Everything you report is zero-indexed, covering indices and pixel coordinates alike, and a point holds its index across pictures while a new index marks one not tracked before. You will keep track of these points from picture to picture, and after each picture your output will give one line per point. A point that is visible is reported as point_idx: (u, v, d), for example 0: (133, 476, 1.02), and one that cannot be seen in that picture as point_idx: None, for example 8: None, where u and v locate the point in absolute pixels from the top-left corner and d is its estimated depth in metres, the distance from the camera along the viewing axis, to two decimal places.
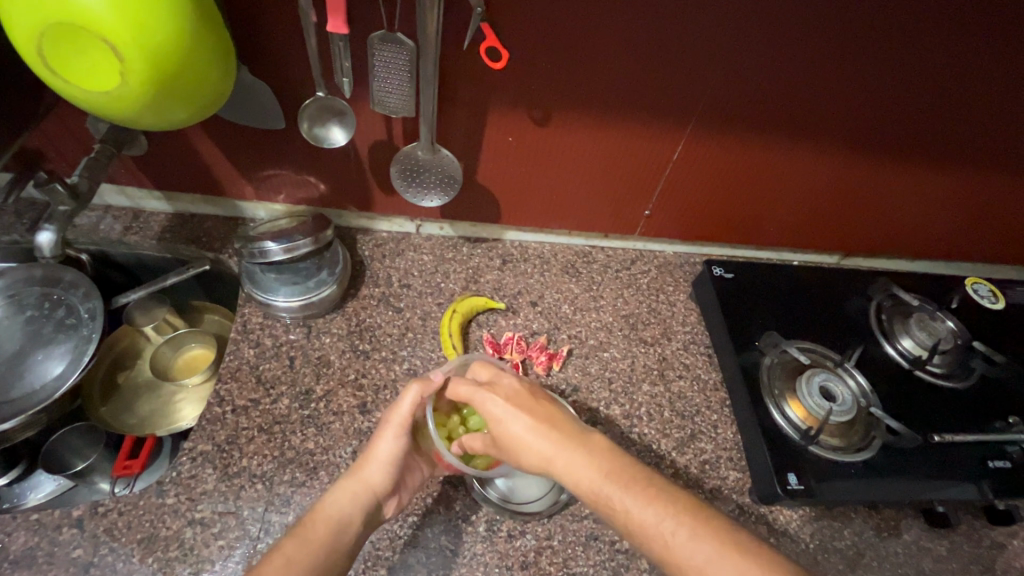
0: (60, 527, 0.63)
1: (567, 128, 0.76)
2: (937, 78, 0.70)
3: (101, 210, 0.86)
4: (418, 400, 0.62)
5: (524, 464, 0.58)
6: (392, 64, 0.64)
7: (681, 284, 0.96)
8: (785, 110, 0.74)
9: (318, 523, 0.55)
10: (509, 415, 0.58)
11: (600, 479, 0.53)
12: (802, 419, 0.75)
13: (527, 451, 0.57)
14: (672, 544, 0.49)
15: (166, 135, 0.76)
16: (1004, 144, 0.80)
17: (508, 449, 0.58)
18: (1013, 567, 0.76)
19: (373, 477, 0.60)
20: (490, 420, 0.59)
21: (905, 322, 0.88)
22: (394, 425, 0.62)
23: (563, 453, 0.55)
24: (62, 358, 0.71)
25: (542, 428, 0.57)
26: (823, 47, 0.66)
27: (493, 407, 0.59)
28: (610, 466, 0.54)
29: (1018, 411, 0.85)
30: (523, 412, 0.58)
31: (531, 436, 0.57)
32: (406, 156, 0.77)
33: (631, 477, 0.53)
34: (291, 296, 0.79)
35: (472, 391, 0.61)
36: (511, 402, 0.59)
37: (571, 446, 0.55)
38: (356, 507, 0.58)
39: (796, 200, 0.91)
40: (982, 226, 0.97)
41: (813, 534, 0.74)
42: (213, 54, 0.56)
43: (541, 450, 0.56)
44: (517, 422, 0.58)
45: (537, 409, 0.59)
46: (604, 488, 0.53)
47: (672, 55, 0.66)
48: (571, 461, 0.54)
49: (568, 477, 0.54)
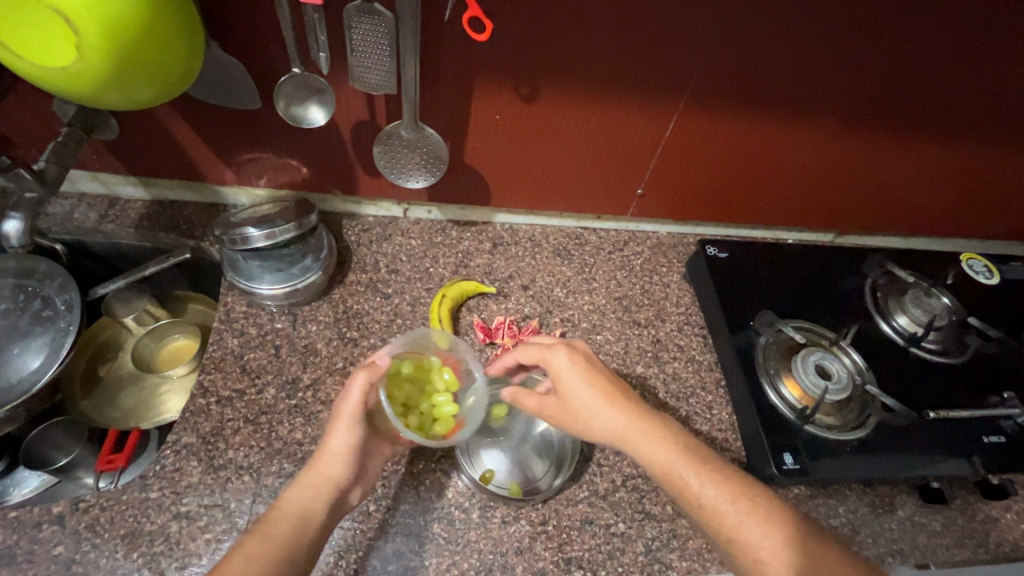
0: (40, 524, 0.61)
1: (558, 104, 0.73)
2: (943, 56, 0.69)
3: (74, 197, 0.83)
4: (366, 387, 0.59)
5: (590, 431, 0.60)
6: (370, 38, 0.61)
7: (675, 265, 0.95)
8: (786, 88, 0.73)
9: (280, 519, 0.53)
10: (584, 377, 0.61)
11: (672, 454, 0.57)
12: (797, 399, 0.75)
13: (596, 417, 0.59)
14: (745, 525, 0.53)
15: (137, 117, 0.73)
16: (1004, 121, 0.79)
17: (575, 412, 0.61)
18: (1005, 540, 0.76)
19: (333, 471, 0.57)
20: (559, 378, 0.62)
21: (900, 300, 0.88)
22: (345, 417, 0.59)
23: (637, 425, 0.59)
24: (40, 351, 0.69)
25: (615, 400, 0.60)
26: (835, 27, 0.65)
27: (566, 370, 0.61)
28: (680, 443, 0.58)
29: (1012, 386, 0.84)
30: (596, 380, 0.61)
31: (603, 406, 0.60)
32: (389, 135, 0.75)
33: (704, 458, 0.58)
34: (275, 284, 0.76)
35: (547, 351, 0.63)
36: (587, 364, 0.62)
37: (644, 421, 0.59)
38: (318, 502, 0.55)
39: (793, 175, 0.89)
40: (977, 203, 0.97)
41: (808, 513, 0.74)
42: (177, 28, 0.53)
43: (612, 420, 0.59)
44: (587, 387, 0.60)
45: (607, 378, 0.63)
46: (677, 463, 0.57)
47: (674, 34, 0.65)
48: (646, 436, 0.58)
49: (639, 449, 0.58)
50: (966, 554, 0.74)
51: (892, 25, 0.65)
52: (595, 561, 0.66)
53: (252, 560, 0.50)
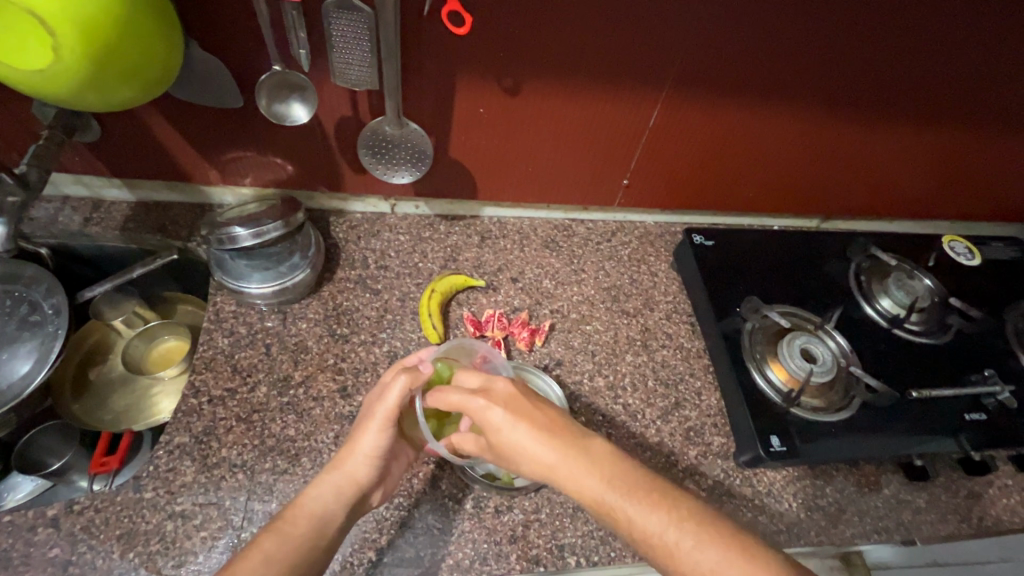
0: (35, 527, 0.61)
1: (540, 97, 0.74)
2: (923, 38, 0.69)
3: (58, 200, 0.82)
4: (406, 392, 0.58)
5: (524, 469, 0.55)
6: (350, 33, 0.61)
7: (662, 254, 0.96)
8: (769, 75, 0.73)
9: (298, 518, 0.54)
10: (509, 424, 0.55)
11: (603, 488, 0.51)
12: (784, 382, 0.76)
13: (526, 458, 0.54)
14: (677, 553, 0.48)
15: (119, 117, 0.72)
16: (978, 104, 0.80)
17: (507, 453, 0.55)
18: (988, 515, 0.78)
19: (358, 472, 0.58)
20: (487, 427, 0.56)
21: (883, 283, 0.89)
22: (379, 419, 0.58)
23: (568, 461, 0.52)
24: (28, 357, 0.68)
25: (549, 437, 0.54)
26: (808, 16, 0.66)
27: (492, 415, 0.55)
28: (615, 473, 0.52)
29: (992, 364, 0.86)
30: (522, 419, 0.55)
31: (531, 446, 0.53)
32: (374, 131, 0.75)
33: (638, 484, 0.51)
34: (264, 282, 0.76)
35: (465, 401, 0.57)
36: (510, 409, 0.55)
37: (573, 455, 0.53)
38: (339, 503, 0.56)
39: (776, 161, 0.90)
40: (957, 185, 0.98)
41: (796, 494, 0.75)
42: (156, 33, 0.53)
43: (543, 459, 0.53)
44: (518, 429, 0.54)
45: (535, 413, 0.56)
46: (609, 498, 0.51)
47: (661, 26, 0.65)
48: (575, 472, 0.52)
49: (571, 489, 0.52)
50: (949, 528, 0.76)
51: (876, 7, 0.65)
52: (588, 547, 0.68)
53: (269, 561, 0.49)
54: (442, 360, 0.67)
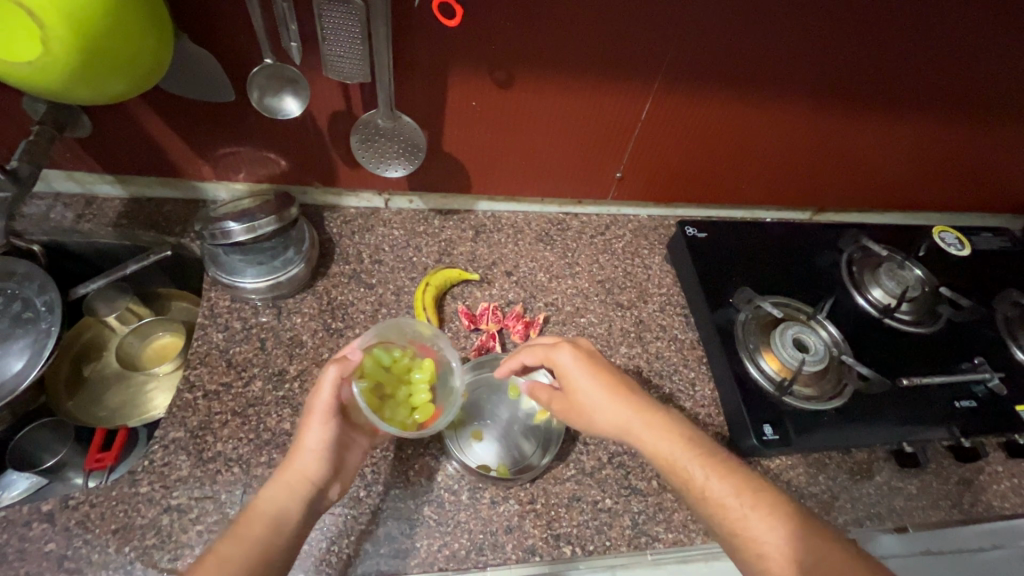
0: (30, 522, 0.61)
1: (534, 90, 0.74)
2: (918, 36, 0.71)
3: (50, 197, 0.82)
4: (337, 382, 0.59)
5: (597, 422, 0.63)
6: (341, 25, 0.61)
7: (656, 248, 0.96)
8: (772, 69, 0.74)
9: (255, 521, 0.52)
10: (588, 375, 0.64)
11: (674, 446, 0.59)
12: (776, 371, 0.77)
13: (600, 408, 0.62)
14: (748, 519, 0.53)
15: (111, 113, 0.72)
16: (969, 96, 0.81)
17: (580, 407, 0.64)
18: (979, 500, 0.79)
19: (308, 468, 0.57)
20: (563, 374, 0.65)
21: (875, 273, 0.90)
22: (318, 413, 0.58)
23: (641, 414, 0.61)
24: (22, 354, 0.68)
25: (615, 393, 0.63)
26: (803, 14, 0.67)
27: (568, 363, 0.65)
28: (686, 437, 0.60)
29: (981, 352, 0.87)
30: (595, 372, 0.64)
31: (605, 397, 0.63)
32: (365, 124, 0.74)
33: (716, 451, 0.60)
34: (258, 276, 0.77)
35: (551, 352, 0.66)
36: (586, 361, 0.65)
37: (648, 413, 0.62)
38: (293, 500, 0.55)
39: (769, 155, 0.91)
40: (948, 176, 0.99)
41: (790, 482, 0.76)
42: (147, 26, 0.53)
43: (617, 414, 0.62)
44: (592, 381, 0.63)
45: (605, 370, 0.65)
46: (679, 455, 0.59)
47: (660, 25, 0.67)
48: (649, 430, 0.60)
49: (646, 441, 0.60)
50: (941, 514, 0.77)
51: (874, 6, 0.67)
52: (583, 536, 0.68)
53: (254, 551, 0.50)
54: (378, 345, 0.68)
